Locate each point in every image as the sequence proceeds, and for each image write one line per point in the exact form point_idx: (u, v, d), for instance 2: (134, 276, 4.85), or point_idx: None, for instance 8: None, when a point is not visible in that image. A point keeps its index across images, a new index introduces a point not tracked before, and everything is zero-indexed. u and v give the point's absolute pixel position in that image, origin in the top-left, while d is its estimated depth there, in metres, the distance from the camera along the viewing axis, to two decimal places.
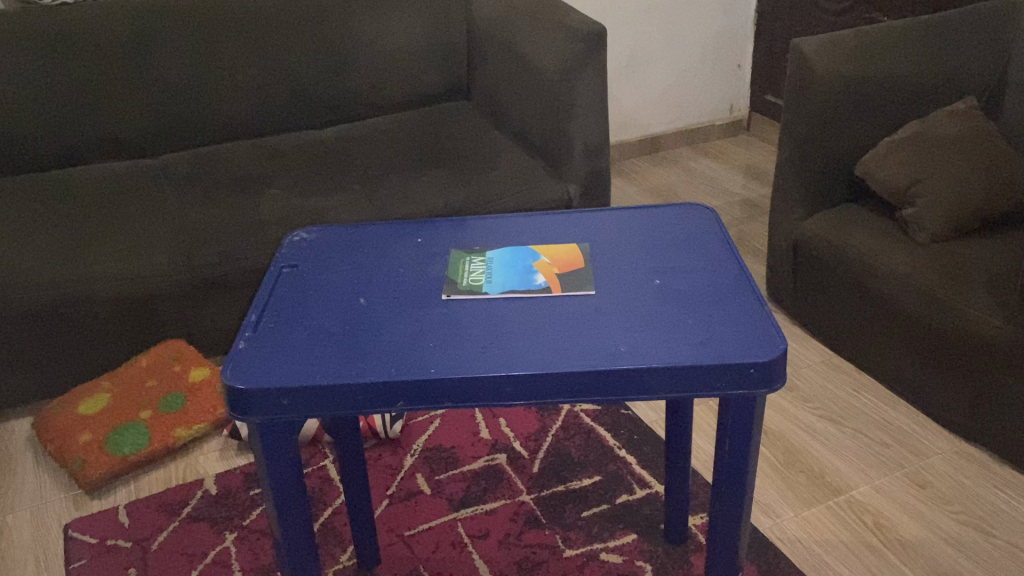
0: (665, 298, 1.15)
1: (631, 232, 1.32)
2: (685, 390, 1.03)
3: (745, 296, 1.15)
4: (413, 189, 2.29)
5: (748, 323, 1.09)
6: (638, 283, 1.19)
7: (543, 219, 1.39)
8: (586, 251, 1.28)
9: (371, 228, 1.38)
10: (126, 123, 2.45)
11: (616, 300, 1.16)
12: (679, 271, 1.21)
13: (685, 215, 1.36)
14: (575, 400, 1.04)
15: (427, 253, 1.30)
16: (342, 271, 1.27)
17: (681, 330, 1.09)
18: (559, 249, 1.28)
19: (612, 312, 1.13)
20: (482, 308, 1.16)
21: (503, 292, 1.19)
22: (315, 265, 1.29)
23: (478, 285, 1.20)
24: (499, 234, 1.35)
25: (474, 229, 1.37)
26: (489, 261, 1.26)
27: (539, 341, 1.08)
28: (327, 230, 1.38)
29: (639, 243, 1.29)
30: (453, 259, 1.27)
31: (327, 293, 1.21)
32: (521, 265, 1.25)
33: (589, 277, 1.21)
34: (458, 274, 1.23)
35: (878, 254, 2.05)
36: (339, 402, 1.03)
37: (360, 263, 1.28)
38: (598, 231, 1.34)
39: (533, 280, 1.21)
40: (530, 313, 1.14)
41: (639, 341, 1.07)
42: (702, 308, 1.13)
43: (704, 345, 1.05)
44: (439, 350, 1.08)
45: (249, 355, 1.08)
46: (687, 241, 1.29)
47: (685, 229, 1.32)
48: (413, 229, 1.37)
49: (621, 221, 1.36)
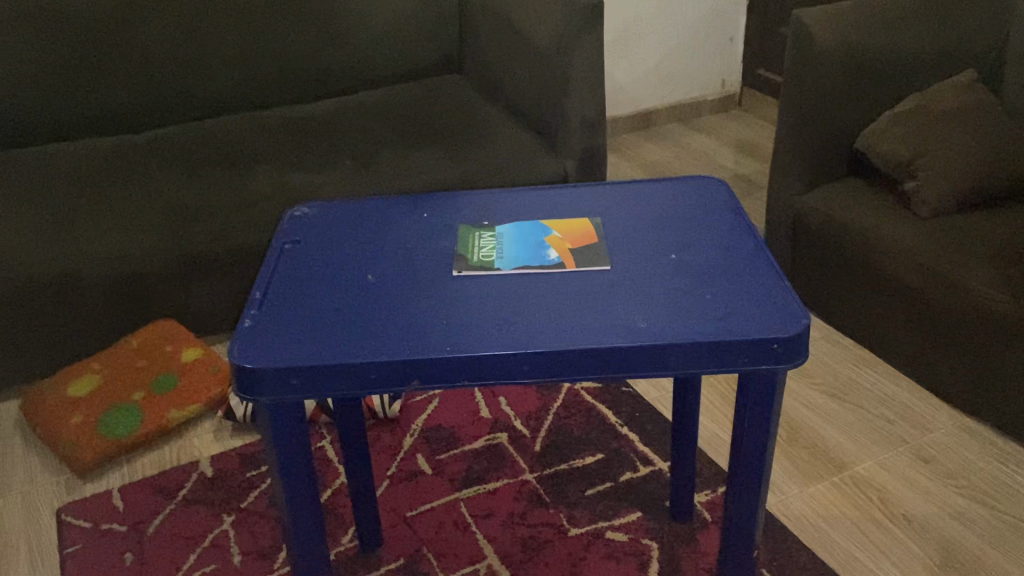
0: (681, 273, 1.12)
1: (643, 206, 1.29)
2: (707, 366, 1.01)
3: (763, 270, 1.12)
4: (407, 165, 2.25)
5: (769, 298, 1.06)
6: (653, 258, 1.16)
7: (551, 193, 1.36)
8: (598, 225, 1.24)
9: (373, 204, 1.34)
10: (112, 97, 2.38)
11: (630, 274, 1.13)
12: (694, 244, 1.18)
13: (698, 189, 1.33)
14: (594, 378, 1.01)
15: (434, 229, 1.26)
16: (346, 248, 1.23)
17: (701, 305, 1.06)
18: (571, 223, 1.25)
19: (628, 287, 1.10)
20: (494, 284, 1.12)
21: (516, 267, 1.16)
22: (318, 242, 1.25)
23: (489, 260, 1.17)
24: (506, 208, 1.32)
25: (481, 203, 1.33)
26: (499, 236, 1.23)
27: (555, 317, 1.05)
28: (328, 206, 1.34)
29: (651, 216, 1.26)
30: (462, 234, 1.23)
31: (333, 270, 1.18)
32: (532, 240, 1.22)
33: (603, 251, 1.18)
34: (468, 250, 1.19)
35: (880, 228, 2.03)
36: (350, 381, 0.99)
37: (365, 240, 1.25)
38: (608, 205, 1.30)
39: (546, 255, 1.18)
40: (544, 288, 1.11)
41: (658, 317, 1.04)
42: (721, 283, 1.10)
43: (724, 321, 1.03)
44: (452, 327, 1.04)
45: (256, 334, 1.05)
46: (700, 214, 1.26)
47: (697, 202, 1.29)
48: (418, 204, 1.33)
49: (631, 194, 1.33)
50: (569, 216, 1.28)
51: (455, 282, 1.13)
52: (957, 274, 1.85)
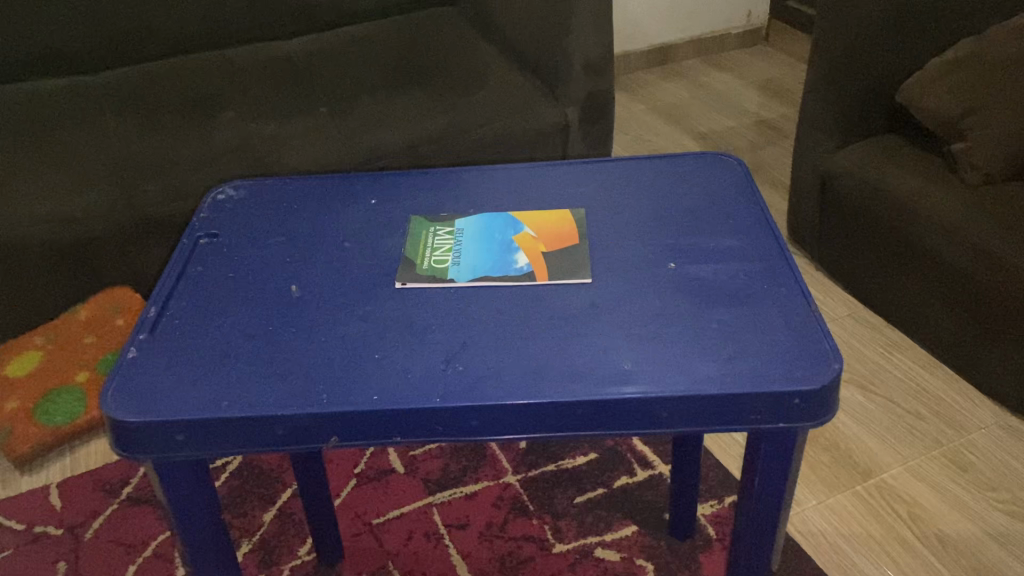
0: (681, 292, 0.89)
1: (640, 194, 1.05)
2: (708, 423, 0.78)
3: (785, 290, 0.88)
4: (389, 113, 2.00)
5: (790, 330, 0.84)
6: (647, 269, 0.93)
7: (529, 172, 1.12)
8: (582, 219, 1.01)
9: (313, 184, 1.11)
10: (61, 32, 2.13)
11: (617, 291, 0.90)
12: (700, 250, 0.95)
13: (709, 171, 1.09)
14: (564, 436, 0.79)
15: (382, 222, 1.03)
16: (272, 245, 1.00)
17: (705, 341, 0.83)
18: (547, 218, 1.01)
19: (613, 311, 0.87)
20: (444, 301, 0.90)
21: (476, 278, 0.93)
22: (239, 236, 1.02)
23: (443, 268, 0.94)
24: (473, 192, 1.08)
25: (444, 186, 1.09)
26: (458, 233, 1.00)
27: (517, 353, 0.83)
28: (258, 187, 1.11)
29: (648, 208, 1.03)
30: (413, 231, 1.00)
31: (250, 277, 0.95)
32: (499, 239, 0.99)
33: (585, 257, 0.95)
34: (417, 254, 0.97)
35: (921, 196, 1.77)
36: (251, 438, 0.78)
37: (297, 235, 1.02)
38: (598, 191, 1.07)
39: (513, 262, 0.95)
40: (506, 309, 0.88)
41: (649, 357, 0.82)
42: (731, 308, 0.87)
43: (731, 365, 0.80)
44: (386, 365, 0.82)
45: (140, 370, 0.83)
46: (710, 207, 1.02)
47: (707, 189, 1.05)
48: (366, 186, 1.10)
49: (626, 177, 1.09)
50: (548, 205, 1.05)
51: (397, 297, 0.91)
52: (1009, 255, 1.60)
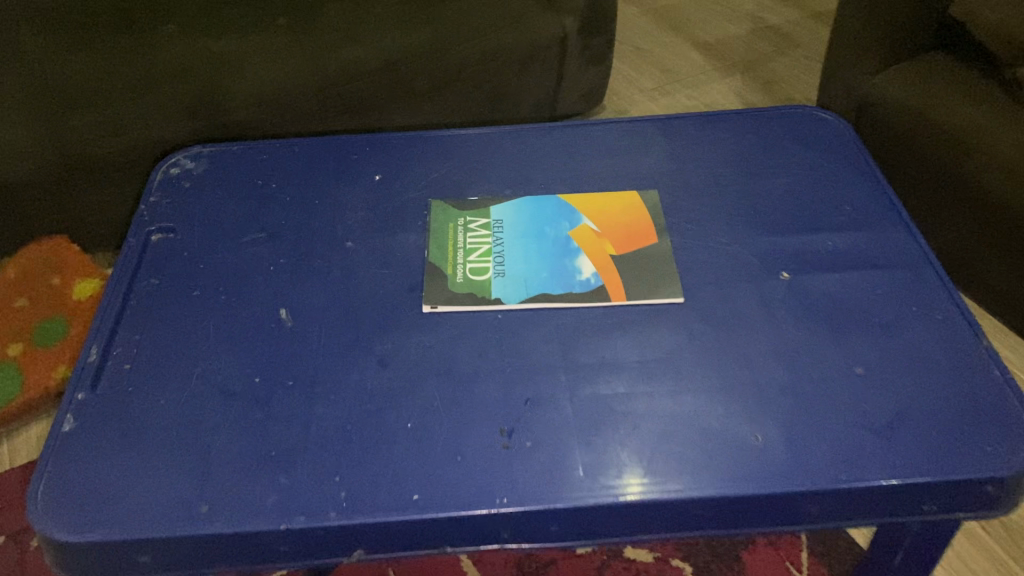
0: (804, 318, 0.68)
1: (724, 168, 0.82)
2: (864, 516, 0.58)
3: (940, 316, 0.67)
4: (341, 14, 1.34)
5: (962, 380, 0.63)
6: (753, 282, 0.71)
7: (576, 133, 0.87)
8: (656, 205, 0.78)
9: (297, 152, 0.86)
10: None
11: (720, 317, 0.68)
12: (817, 253, 0.73)
13: (806, 136, 0.86)
14: (673, 536, 0.59)
15: (393, 209, 0.79)
16: (251, 245, 0.76)
17: (851, 397, 0.62)
18: (610, 206, 0.78)
19: (722, 348, 0.66)
20: (492, 333, 0.67)
21: (530, 295, 0.70)
22: (206, 231, 0.78)
23: (484, 281, 0.71)
24: (506, 164, 0.84)
25: (469, 155, 0.85)
26: (496, 229, 0.76)
27: (602, 420, 0.61)
28: (224, 157, 0.86)
29: (738, 189, 0.80)
30: (435, 223, 0.77)
31: (228, 294, 0.71)
32: (551, 237, 0.75)
33: (669, 262, 0.73)
34: (447, 260, 0.73)
35: (983, 131, 1.14)
36: (244, 555, 0.56)
37: (283, 229, 0.77)
38: (668, 162, 0.83)
39: (575, 271, 0.72)
40: (578, 345, 0.66)
41: (783, 421, 0.60)
42: (876, 343, 0.65)
43: (894, 435, 0.59)
44: (423, 440, 0.60)
45: (81, 452, 0.60)
46: (818, 189, 0.79)
47: (809, 164, 0.82)
48: (367, 156, 0.85)
49: (701, 141, 0.85)
50: (608, 184, 0.81)
51: (428, 325, 0.68)
52: None
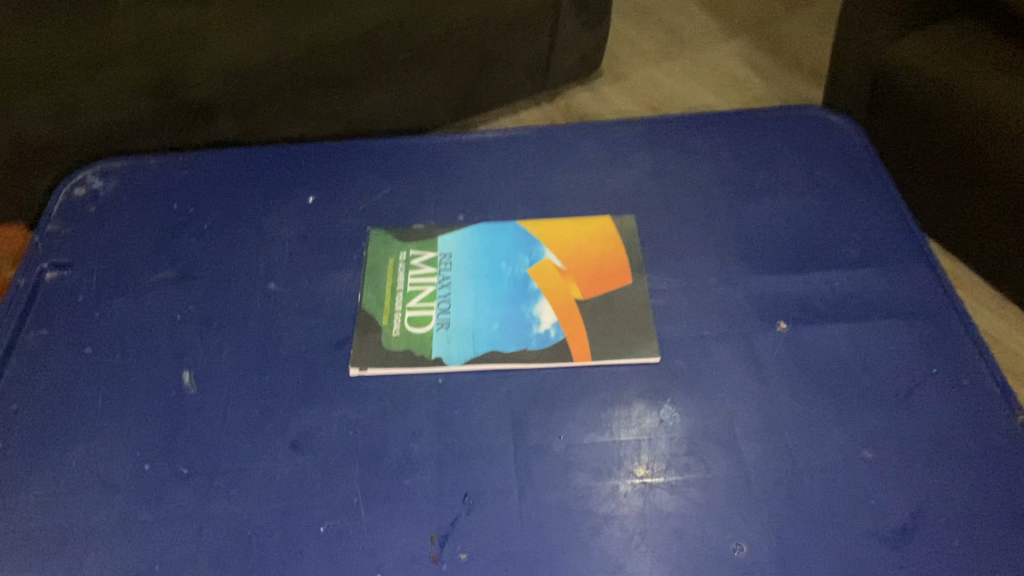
0: (802, 385, 0.57)
1: (715, 187, 0.70)
2: None
3: (967, 382, 0.56)
4: None
5: (993, 469, 0.52)
6: (744, 334, 0.60)
7: (545, 141, 0.75)
8: (632, 234, 0.66)
9: (221, 167, 0.74)
10: None
11: (704, 383, 0.57)
12: (821, 297, 0.62)
13: (812, 146, 0.74)
14: None
15: (326, 240, 0.68)
16: (159, 286, 0.65)
17: (858, 492, 0.51)
18: (579, 237, 0.67)
19: (705, 425, 0.55)
20: (430, 402, 0.57)
21: (478, 353, 0.59)
22: (107, 268, 0.67)
23: (424, 333, 0.60)
24: (461, 182, 0.72)
25: (419, 171, 0.73)
26: (443, 268, 0.65)
27: (556, 524, 0.50)
28: (137, 173, 0.74)
29: (729, 215, 0.68)
30: (373, 260, 0.66)
31: (124, 350, 0.61)
32: (506, 278, 0.64)
33: (645, 308, 0.61)
34: (383, 306, 0.62)
35: None
36: None
37: (199, 264, 0.67)
38: (649, 179, 0.71)
39: (533, 321, 0.61)
40: (531, 419, 0.55)
41: (773, 526, 0.50)
42: (889, 417, 0.54)
43: (908, 546, 0.49)
44: (339, 551, 0.50)
45: None
46: (825, 214, 0.68)
47: (814, 182, 0.70)
48: (302, 172, 0.74)
49: (689, 153, 0.74)
50: (578, 206, 0.69)
51: (357, 392, 0.57)
52: None
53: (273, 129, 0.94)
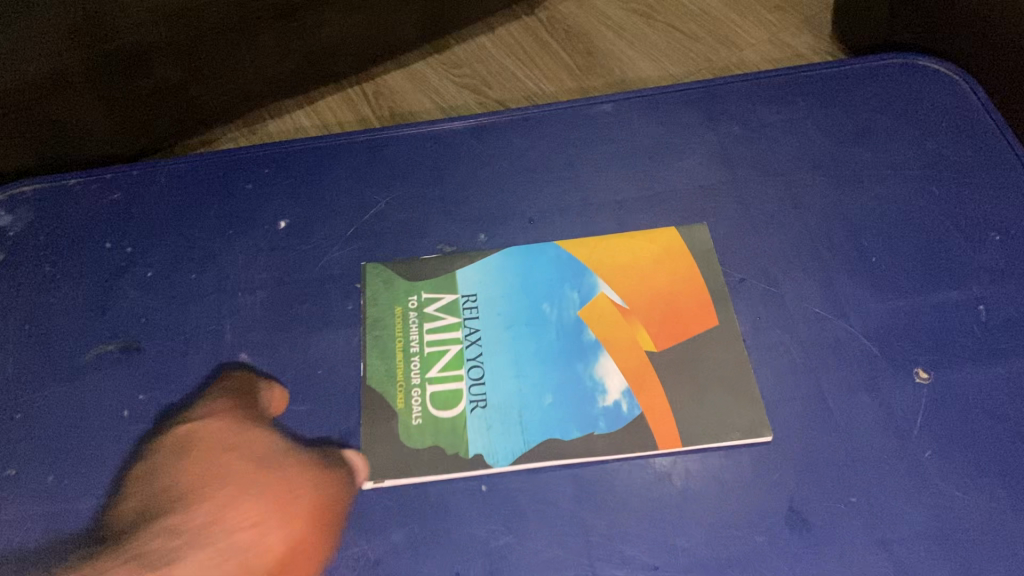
0: (959, 460, 0.44)
1: (801, 177, 0.56)
2: None
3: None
4: None
5: None
6: (872, 391, 0.47)
7: (577, 128, 0.60)
8: (708, 254, 0.53)
9: (165, 185, 0.58)
10: None
11: (830, 468, 0.44)
12: (965, 332, 0.48)
13: (918, 109, 0.58)
14: None
15: (312, 286, 0.53)
16: (102, 365, 0.50)
17: None
18: (640, 261, 0.53)
19: (842, 531, 0.42)
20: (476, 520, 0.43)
21: (529, 445, 0.46)
22: (32, 342, 0.51)
23: (454, 418, 0.47)
24: (479, 191, 0.57)
25: (425, 175, 0.58)
26: (472, 317, 0.51)
27: None
28: (55, 201, 0.58)
29: (825, 216, 0.54)
30: (377, 311, 0.51)
31: (65, 465, 0.46)
32: (552, 325, 0.50)
33: (741, 363, 0.48)
34: (395, 379, 0.48)
35: None
36: None
37: (151, 327, 0.51)
38: (717, 173, 0.57)
39: (595, 391, 0.47)
40: (616, 542, 0.43)
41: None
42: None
43: None
44: None
45: None
46: (950, 205, 0.53)
47: (928, 159, 0.56)
48: (275, 182, 0.58)
49: (762, 131, 0.59)
50: (632, 217, 0.55)
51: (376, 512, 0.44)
52: None
53: (223, 71, 0.82)
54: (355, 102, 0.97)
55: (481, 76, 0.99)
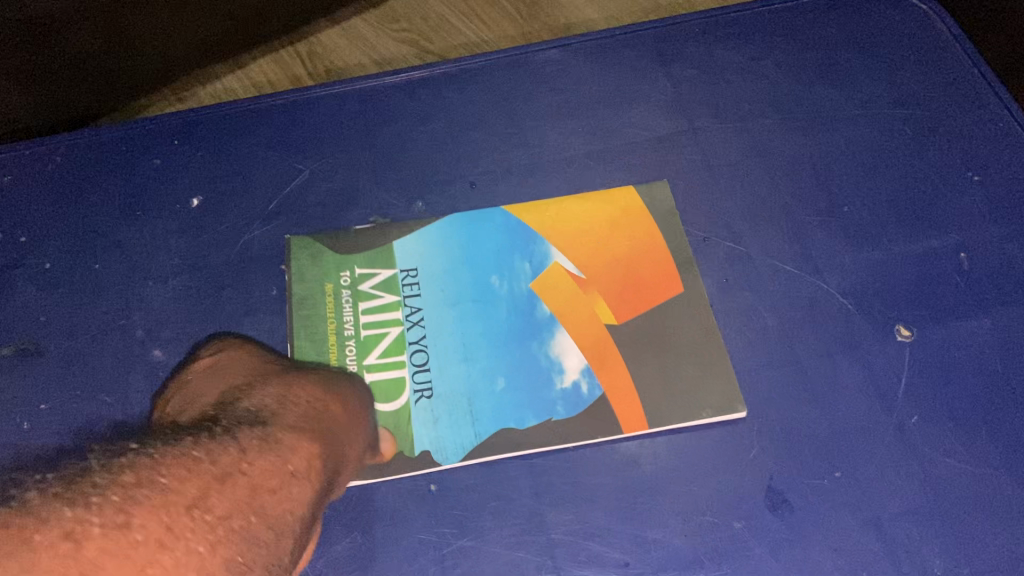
0: (939, 421, 0.57)
1: (746, 114, 0.71)
2: None
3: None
4: None
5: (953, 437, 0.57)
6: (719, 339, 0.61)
7: (479, 96, 0.73)
8: (679, 233, 0.66)
9: (153, 159, 0.71)
10: None
11: (800, 442, 0.57)
12: (793, 281, 0.64)
13: (870, 38, 0.74)
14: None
15: (221, 250, 0.67)
16: (149, 374, 0.61)
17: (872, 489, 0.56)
18: (606, 243, 0.65)
19: (818, 501, 0.55)
20: (455, 493, 0.57)
21: (482, 437, 0.59)
22: (88, 360, 0.62)
23: (397, 410, 0.60)
24: (394, 162, 0.70)
25: (376, 144, 0.71)
26: (437, 298, 0.64)
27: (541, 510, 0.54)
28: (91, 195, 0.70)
29: (698, 205, 0.67)
30: (303, 291, 0.64)
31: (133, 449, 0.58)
32: (500, 299, 0.64)
33: (699, 305, 0.62)
34: (329, 361, 0.61)
35: None
36: None
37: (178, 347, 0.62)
38: (606, 141, 0.71)
39: (552, 371, 0.61)
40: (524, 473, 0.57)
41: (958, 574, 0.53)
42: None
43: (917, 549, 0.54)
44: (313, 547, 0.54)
45: None
46: (931, 162, 0.67)
47: (902, 96, 0.70)
48: (280, 146, 0.71)
49: (634, 109, 0.72)
50: (575, 181, 0.69)
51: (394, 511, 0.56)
52: None
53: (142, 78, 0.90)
54: (286, 62, 1.04)
55: (422, 29, 1.06)
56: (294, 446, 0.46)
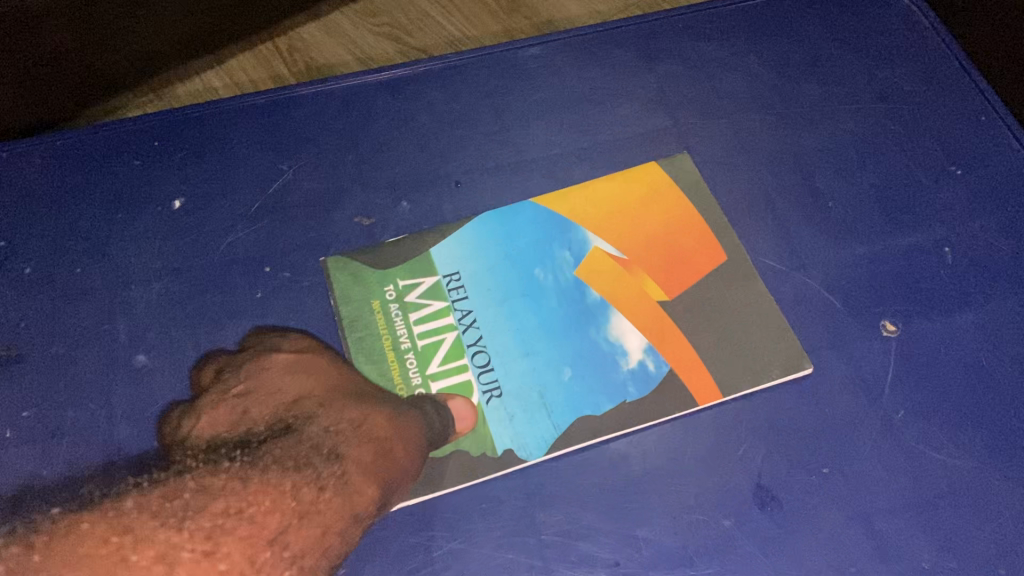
0: (927, 416, 0.60)
1: (729, 111, 0.74)
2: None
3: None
4: None
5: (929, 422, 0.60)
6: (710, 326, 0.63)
7: (461, 92, 0.75)
8: (710, 203, 0.69)
9: (131, 160, 0.70)
10: None
11: (789, 437, 0.59)
12: (775, 276, 0.66)
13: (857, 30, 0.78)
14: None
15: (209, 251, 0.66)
16: (134, 380, 0.61)
17: (862, 480, 0.58)
18: (640, 222, 0.68)
19: (807, 496, 0.57)
20: (453, 492, 0.57)
21: (562, 428, 0.60)
22: (69, 367, 0.61)
23: (471, 413, 0.60)
24: (386, 161, 0.71)
25: (360, 141, 0.72)
26: (488, 292, 0.65)
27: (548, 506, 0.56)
28: (65, 199, 0.68)
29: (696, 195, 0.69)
30: (348, 310, 0.64)
31: (121, 458, 0.58)
32: (548, 290, 0.65)
33: (740, 269, 0.66)
34: (397, 383, 0.61)
35: None
36: None
37: (164, 355, 0.62)
38: (596, 143, 0.73)
39: (615, 355, 0.63)
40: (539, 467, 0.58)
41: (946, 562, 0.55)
42: (1013, 430, 0.60)
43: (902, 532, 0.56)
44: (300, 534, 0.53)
45: None
46: (911, 153, 0.71)
47: (882, 92, 0.74)
48: (261, 146, 0.72)
49: (626, 108, 0.74)
50: (573, 173, 0.71)
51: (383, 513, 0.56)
52: None
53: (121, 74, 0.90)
54: (266, 58, 1.03)
55: (401, 24, 1.06)
56: (364, 487, 0.51)
